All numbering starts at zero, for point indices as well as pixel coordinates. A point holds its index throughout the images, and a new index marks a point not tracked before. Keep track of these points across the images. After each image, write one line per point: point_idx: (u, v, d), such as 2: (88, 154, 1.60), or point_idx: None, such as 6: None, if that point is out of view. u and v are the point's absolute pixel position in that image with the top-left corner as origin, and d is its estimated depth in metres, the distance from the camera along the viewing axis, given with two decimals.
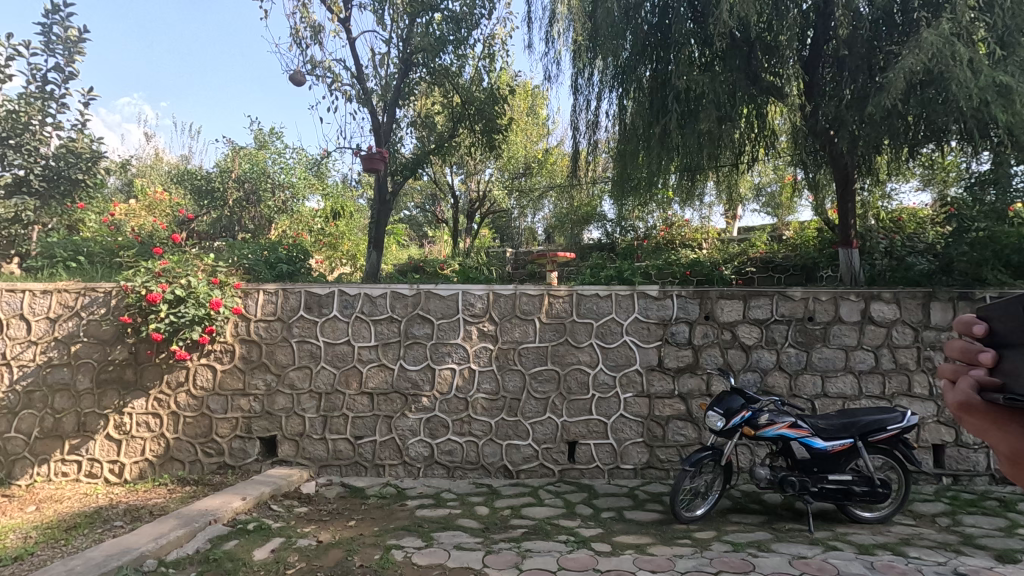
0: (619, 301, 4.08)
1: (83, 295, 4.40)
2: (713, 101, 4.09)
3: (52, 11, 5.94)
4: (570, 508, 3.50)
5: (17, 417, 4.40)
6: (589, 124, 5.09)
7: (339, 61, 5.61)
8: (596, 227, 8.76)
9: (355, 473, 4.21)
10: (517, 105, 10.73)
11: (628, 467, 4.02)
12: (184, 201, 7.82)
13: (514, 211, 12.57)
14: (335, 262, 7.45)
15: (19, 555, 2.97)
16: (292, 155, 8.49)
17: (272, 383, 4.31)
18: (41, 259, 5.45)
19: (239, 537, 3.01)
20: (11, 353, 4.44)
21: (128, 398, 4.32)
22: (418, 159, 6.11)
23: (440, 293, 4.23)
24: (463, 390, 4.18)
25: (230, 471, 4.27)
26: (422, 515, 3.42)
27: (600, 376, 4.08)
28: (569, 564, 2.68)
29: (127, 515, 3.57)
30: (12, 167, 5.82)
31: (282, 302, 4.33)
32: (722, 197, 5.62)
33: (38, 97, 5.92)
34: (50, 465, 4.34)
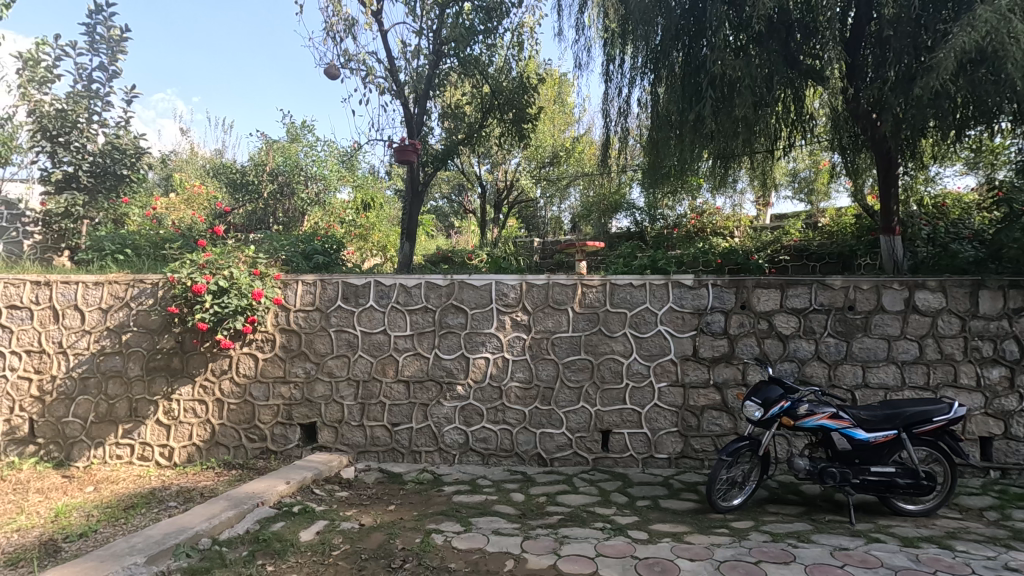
0: (653, 290, 4.06)
1: (132, 286, 4.58)
2: (750, 86, 3.99)
3: (96, 10, 6.14)
4: (605, 496, 3.53)
5: (74, 403, 4.64)
6: (621, 111, 5.04)
7: (372, 54, 5.68)
8: (624, 215, 8.68)
9: (392, 459, 4.32)
10: (545, 94, 10.64)
11: (663, 456, 4.02)
12: (221, 194, 8.03)
13: (540, 201, 12.57)
14: (365, 253, 7.54)
15: (84, 532, 3.15)
16: (324, 147, 8.63)
17: (311, 371, 4.43)
18: (91, 253, 5.69)
19: (286, 519, 3.13)
20: (68, 342, 4.68)
21: (176, 385, 4.50)
22: (449, 150, 6.14)
23: (474, 284, 4.27)
24: (497, 379, 4.23)
25: (273, 456, 4.42)
26: (459, 501, 3.49)
27: (634, 366, 4.07)
28: (607, 550, 2.71)
29: (180, 496, 3.74)
30: (62, 164, 6.13)
31: (320, 293, 4.44)
32: (756, 183, 5.51)
33: (84, 95, 6.15)
34: (106, 448, 4.56)
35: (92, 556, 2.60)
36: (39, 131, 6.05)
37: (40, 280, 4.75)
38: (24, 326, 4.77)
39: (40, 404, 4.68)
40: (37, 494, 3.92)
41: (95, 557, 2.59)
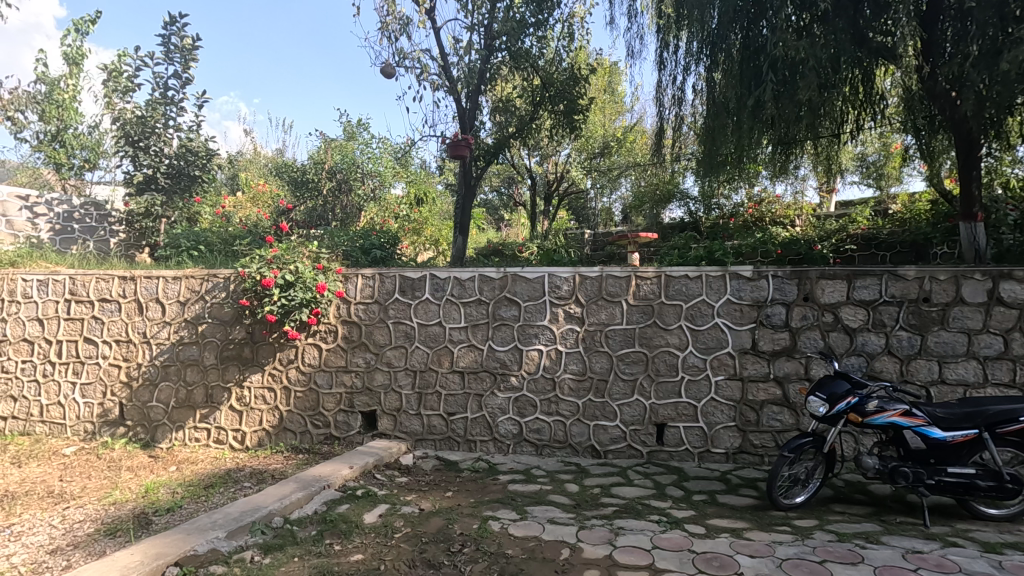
0: (710, 282, 3.96)
1: (207, 280, 4.90)
2: (814, 67, 3.78)
3: (170, 22, 6.55)
4: (660, 489, 3.50)
5: (157, 388, 5.01)
6: (674, 99, 4.93)
7: (426, 51, 5.78)
8: (677, 205, 8.47)
9: (449, 447, 4.44)
10: (595, 84, 10.51)
11: (720, 451, 3.94)
12: (283, 192, 8.42)
13: (590, 192, 12.44)
14: (418, 247, 7.71)
15: (170, 507, 3.42)
16: (378, 145, 8.87)
17: (371, 361, 4.60)
18: (169, 249, 6.12)
19: (350, 502, 3.28)
20: (152, 332, 5.06)
21: (247, 373, 4.78)
22: (500, 143, 6.19)
23: (527, 276, 4.31)
24: (551, 370, 4.25)
25: (336, 442, 4.62)
26: (515, 489, 3.56)
27: (690, 359, 4.01)
28: (663, 543, 2.70)
29: (253, 477, 3.98)
30: (142, 167, 6.59)
31: (379, 286, 4.60)
32: (819, 169, 5.27)
33: (161, 102, 6.58)
34: (185, 431, 4.91)
35: (180, 528, 2.83)
36: (122, 137, 6.54)
37: (126, 276, 5.14)
38: (113, 317, 5.19)
39: (128, 389, 5.09)
40: (128, 472, 4.28)
41: (182, 530, 2.81)
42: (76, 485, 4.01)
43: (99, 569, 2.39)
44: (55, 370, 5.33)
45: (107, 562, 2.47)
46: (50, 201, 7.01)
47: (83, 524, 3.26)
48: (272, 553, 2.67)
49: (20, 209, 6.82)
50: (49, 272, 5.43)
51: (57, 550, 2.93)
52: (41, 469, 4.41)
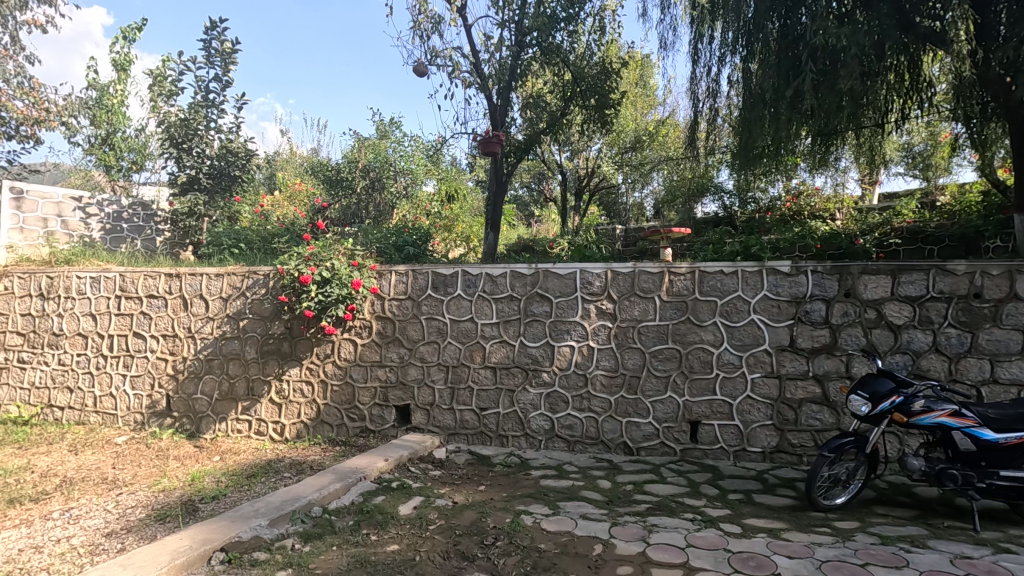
0: (746, 277, 3.88)
1: (248, 277, 5.06)
2: (857, 56, 3.62)
3: (211, 27, 6.77)
4: (695, 487, 3.46)
5: (201, 381, 5.20)
6: (709, 91, 4.84)
7: (458, 49, 5.82)
8: (711, 199, 8.31)
9: (481, 442, 4.48)
10: (627, 77, 10.39)
11: (756, 450, 3.87)
12: (319, 190, 8.61)
13: (621, 187, 12.32)
14: (450, 243, 7.77)
15: (216, 495, 3.56)
16: (410, 143, 8.96)
17: (405, 356, 4.68)
18: (211, 248, 6.35)
19: (386, 493, 3.35)
20: (196, 327, 5.25)
21: (286, 367, 4.92)
22: (531, 139, 6.19)
23: (558, 272, 4.31)
24: (583, 367, 4.25)
25: (371, 434, 4.72)
26: (547, 484, 3.57)
27: (725, 356, 3.94)
28: (698, 541, 2.68)
29: (293, 468, 4.11)
30: (186, 168, 6.85)
31: (412, 282, 4.68)
32: (862, 160, 5.11)
33: (203, 105, 6.81)
34: (228, 423, 5.09)
35: (225, 516, 2.94)
36: (167, 139, 6.81)
37: (172, 273, 5.36)
38: (160, 313, 5.41)
39: (174, 382, 5.31)
40: (175, 461, 4.46)
41: (227, 517, 2.92)
42: (128, 473, 4.21)
43: (152, 553, 2.51)
44: (108, 363, 5.60)
45: (158, 546, 2.59)
46: (101, 202, 7.19)
47: (135, 510, 3.43)
48: (311, 541, 2.75)
49: (73, 209, 6.97)
50: (101, 269, 5.70)
51: (113, 533, 3.10)
52: (96, 457, 4.64)
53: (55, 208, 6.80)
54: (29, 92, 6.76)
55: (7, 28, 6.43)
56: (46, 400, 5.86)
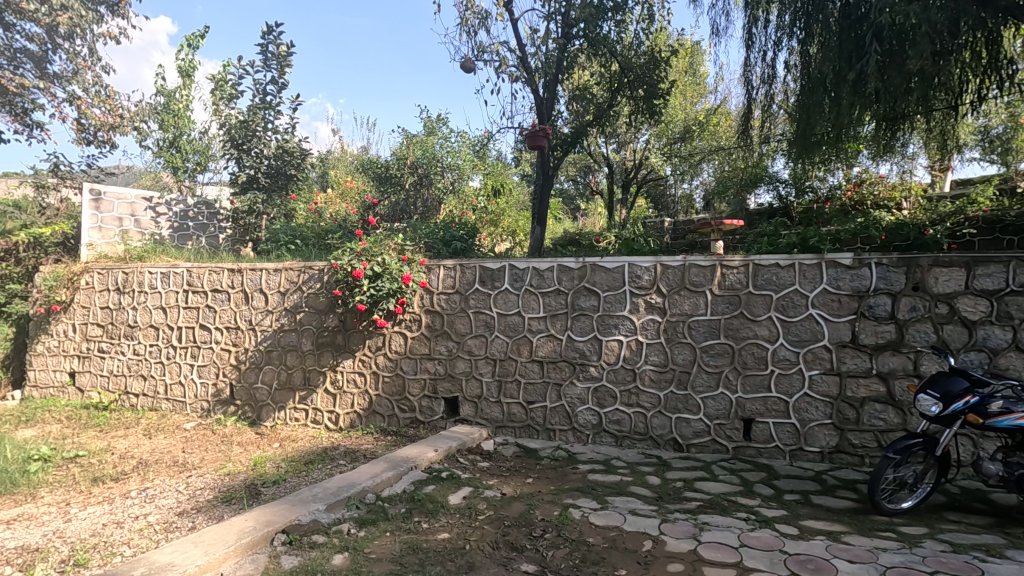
0: (804, 270, 3.73)
1: (304, 272, 5.26)
2: (928, 34, 3.40)
3: (267, 31, 7.04)
4: (748, 486, 3.37)
5: (261, 371, 5.46)
6: (764, 78, 4.67)
7: (505, 43, 5.83)
8: (765, 189, 8.00)
9: (528, 435, 4.50)
10: (676, 66, 10.14)
11: (814, 450, 3.72)
12: (369, 187, 8.83)
13: (670, 179, 12.05)
14: (496, 238, 7.80)
15: (276, 480, 3.74)
16: (457, 139, 9.05)
17: (453, 349, 4.76)
18: (270, 244, 6.64)
19: (436, 483, 3.43)
20: (256, 320, 5.51)
21: (340, 358, 5.10)
22: (577, 132, 6.13)
23: (606, 266, 4.27)
24: (631, 361, 4.20)
25: (421, 425, 4.83)
26: (594, 479, 3.56)
27: (780, 352, 3.80)
28: (752, 541, 2.61)
29: (347, 456, 4.26)
30: (246, 168, 7.18)
31: (460, 276, 4.75)
32: (932, 146, 4.81)
33: (260, 107, 7.10)
34: (287, 411, 5.32)
35: (286, 500, 3.09)
36: (229, 141, 7.15)
37: (234, 268, 5.64)
38: (224, 306, 5.70)
39: (237, 371, 5.59)
40: (239, 446, 4.71)
41: (287, 501, 3.06)
42: (196, 457, 4.47)
43: (220, 532, 2.66)
44: (177, 353, 5.95)
45: (226, 525, 2.75)
46: (169, 202, 7.61)
47: (204, 491, 3.65)
48: (366, 527, 2.85)
49: (145, 209, 7.41)
50: (170, 265, 6.07)
51: (184, 512, 3.30)
52: (168, 441, 4.96)
53: (129, 208, 7.27)
54: (105, 99, 7.23)
55: (86, 40, 6.90)
56: (122, 387, 6.29)
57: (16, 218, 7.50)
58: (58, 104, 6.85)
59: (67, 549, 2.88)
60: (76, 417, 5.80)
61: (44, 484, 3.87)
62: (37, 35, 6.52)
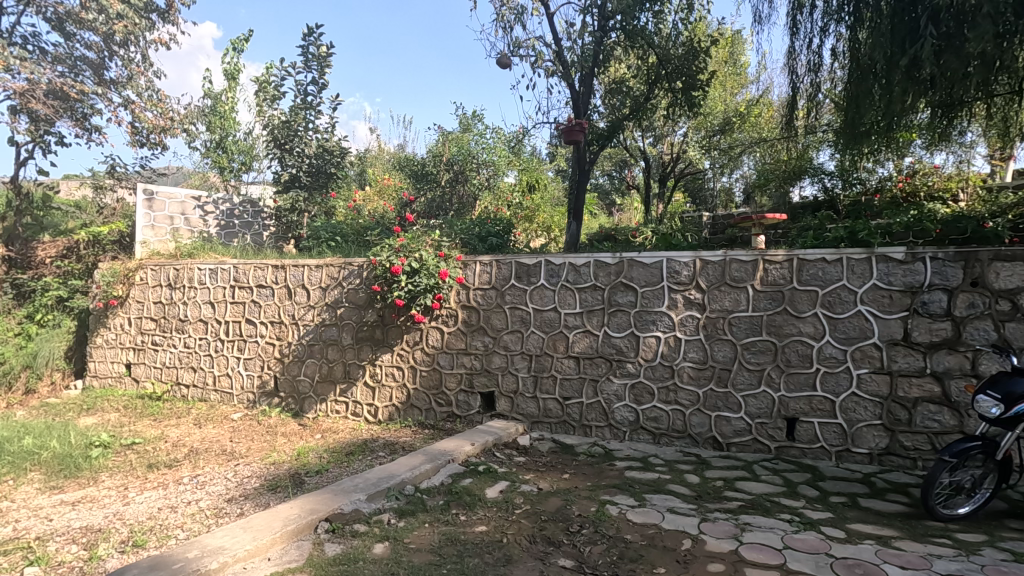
0: (852, 265, 3.60)
1: (344, 268, 5.39)
2: (990, 15, 3.20)
3: (308, 33, 7.21)
4: (792, 487, 3.28)
5: (304, 364, 5.62)
6: (810, 66, 4.51)
7: (541, 38, 5.81)
8: (809, 181, 7.73)
9: (564, 431, 4.49)
10: (716, 56, 9.90)
11: (862, 451, 3.59)
12: (406, 184, 8.96)
13: (708, 172, 11.79)
14: (531, 234, 7.78)
15: (319, 469, 3.86)
16: (492, 134, 9.06)
17: (489, 344, 4.79)
18: (312, 241, 6.83)
19: (473, 476, 3.47)
20: (299, 315, 5.68)
21: (379, 352, 5.21)
22: (614, 126, 6.05)
23: (643, 261, 4.22)
24: (669, 358, 4.13)
25: (458, 419, 4.89)
26: (632, 476, 3.53)
27: (826, 350, 3.68)
28: (796, 544, 2.54)
29: (387, 448, 4.35)
30: (289, 167, 7.40)
31: (496, 272, 4.78)
32: (992, 133, 4.55)
33: (302, 107, 7.29)
34: (328, 403, 5.46)
35: (328, 489, 3.18)
36: (272, 141, 7.38)
37: (278, 264, 5.81)
38: (268, 301, 5.89)
39: (281, 364, 5.77)
40: (283, 437, 4.87)
41: (329, 490, 3.15)
42: (243, 446, 4.65)
43: (268, 518, 2.77)
44: (224, 346, 6.18)
45: (273, 512, 2.86)
46: (216, 201, 7.91)
47: (251, 479, 3.79)
48: (405, 517, 2.91)
49: (194, 208, 7.71)
50: (218, 261, 6.30)
51: (233, 499, 3.44)
52: (216, 431, 5.17)
53: (180, 207, 7.59)
54: (157, 103, 7.55)
55: (139, 47, 7.21)
56: (174, 378, 6.58)
57: (78, 217, 8.11)
58: (115, 109, 7.18)
59: (126, 530, 3.04)
60: (132, 406, 6.11)
61: (104, 469, 4.09)
62: (95, 43, 6.86)
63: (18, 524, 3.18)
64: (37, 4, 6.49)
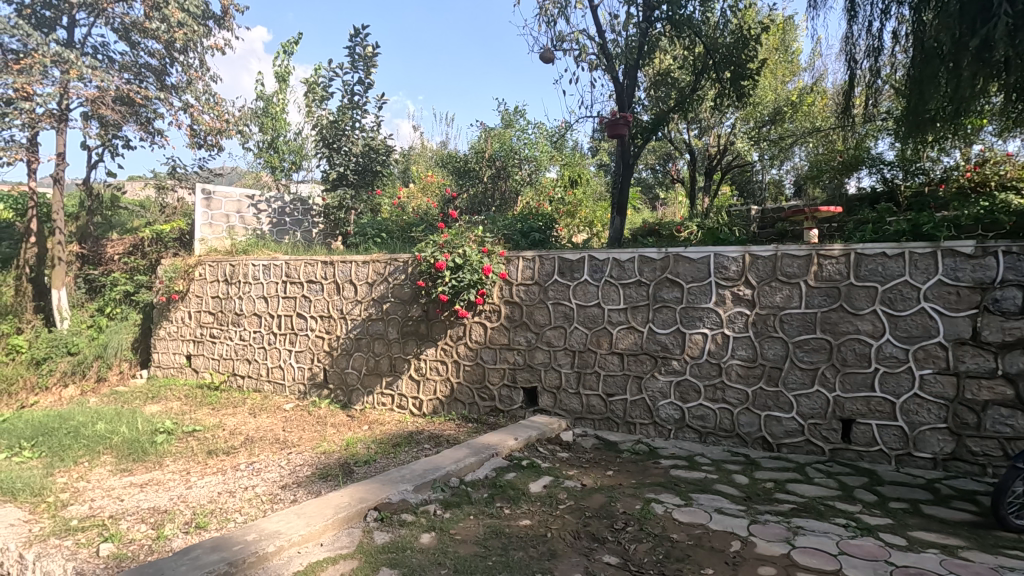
0: (915, 260, 3.42)
1: (390, 264, 5.51)
2: None
3: (355, 34, 7.39)
4: (848, 491, 3.15)
5: (352, 357, 5.78)
6: (870, 51, 4.28)
7: (584, 31, 5.76)
8: (866, 172, 7.36)
9: (608, 428, 4.46)
10: (767, 43, 9.54)
11: (925, 456, 3.41)
12: (449, 181, 9.07)
13: (757, 164, 11.40)
14: (573, 229, 7.73)
15: (367, 460, 3.97)
16: (534, 130, 9.04)
17: (532, 340, 4.81)
18: (359, 238, 7.01)
19: (517, 470, 3.50)
20: (347, 309, 5.84)
21: (423, 347, 5.32)
22: (658, 119, 5.93)
23: (690, 257, 4.13)
24: (717, 356, 4.04)
25: (501, 414, 4.93)
26: (677, 475, 3.48)
27: (886, 349, 3.51)
28: (853, 550, 2.45)
29: (432, 440, 4.43)
30: (337, 166, 7.62)
31: (539, 267, 4.78)
32: None
33: (349, 107, 7.48)
34: (374, 396, 5.61)
35: (376, 479, 3.27)
36: (321, 141, 7.61)
37: (327, 261, 6.00)
38: (318, 296, 6.09)
39: (330, 357, 5.95)
40: (332, 427, 5.03)
41: (378, 480, 3.24)
42: (295, 435, 4.84)
43: (320, 505, 2.87)
44: (277, 339, 6.43)
45: (325, 499, 2.96)
46: (268, 199, 8.21)
47: (303, 467, 3.93)
48: (451, 508, 2.96)
49: (248, 206, 8.04)
50: (270, 258, 6.55)
51: (287, 486, 3.58)
52: (270, 420, 5.39)
53: (235, 205, 7.92)
54: (213, 106, 7.89)
55: (197, 53, 7.55)
56: (231, 369, 6.90)
57: (143, 217, 8.60)
58: (175, 112, 7.54)
59: (190, 512, 3.22)
60: (192, 395, 6.44)
61: (169, 453, 4.33)
62: (157, 51, 7.24)
63: (93, 503, 3.41)
64: (106, 15, 6.89)
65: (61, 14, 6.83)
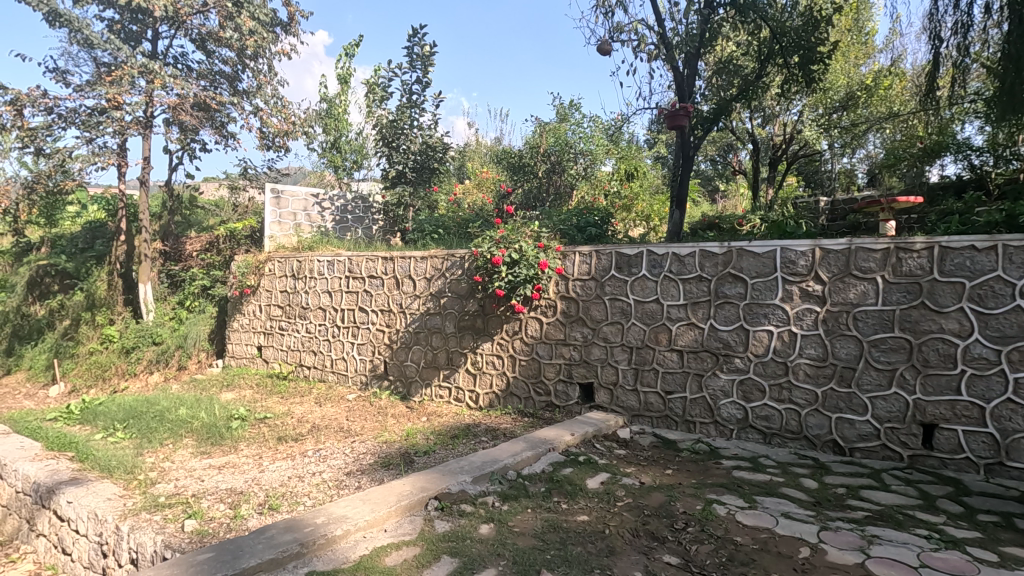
0: (1008, 254, 3.14)
1: (447, 260, 5.61)
2: None
3: (413, 34, 7.55)
4: (930, 501, 2.95)
5: (411, 350, 5.94)
6: (957, 27, 3.96)
7: (643, 21, 5.63)
8: (951, 159, 6.83)
9: (666, 426, 4.38)
10: (839, 24, 9.00)
11: (1019, 466, 3.14)
12: (503, 177, 9.10)
13: (827, 153, 10.78)
14: (628, 223, 7.59)
15: (427, 450, 4.07)
16: (590, 123, 8.92)
17: (588, 335, 4.77)
18: (416, 234, 7.17)
19: (573, 466, 3.49)
20: (406, 304, 6.00)
21: (480, 341, 5.39)
22: (720, 108, 5.73)
23: (754, 251, 3.98)
24: (783, 354, 3.88)
25: (556, 409, 4.92)
26: (740, 476, 3.37)
27: (975, 349, 3.25)
28: (937, 563, 2.30)
29: (489, 433, 4.49)
30: (396, 164, 7.82)
31: (596, 262, 4.74)
32: None
33: (407, 106, 7.65)
34: (432, 388, 5.74)
35: (436, 469, 3.35)
36: (380, 139, 7.83)
37: (387, 257, 6.18)
38: (378, 290, 6.29)
39: (390, 350, 6.14)
40: (392, 418, 5.20)
41: (437, 470, 3.32)
42: (358, 424, 5.03)
43: (384, 493, 2.97)
44: (340, 332, 6.69)
45: (389, 487, 3.07)
46: (332, 198, 8.53)
47: (366, 456, 4.09)
48: (508, 501, 3.00)
49: (313, 204, 8.38)
50: (334, 254, 6.82)
51: (352, 473, 3.74)
52: (334, 409, 5.63)
53: (301, 204, 8.28)
54: (281, 109, 8.27)
55: (266, 59, 7.92)
56: (297, 360, 7.24)
57: (218, 216, 9.14)
58: (247, 116, 7.96)
59: (263, 494, 3.41)
60: (263, 384, 6.81)
61: (242, 438, 4.61)
62: (230, 58, 7.66)
63: (177, 482, 3.67)
64: (185, 27, 7.36)
65: (145, 27, 7.35)
